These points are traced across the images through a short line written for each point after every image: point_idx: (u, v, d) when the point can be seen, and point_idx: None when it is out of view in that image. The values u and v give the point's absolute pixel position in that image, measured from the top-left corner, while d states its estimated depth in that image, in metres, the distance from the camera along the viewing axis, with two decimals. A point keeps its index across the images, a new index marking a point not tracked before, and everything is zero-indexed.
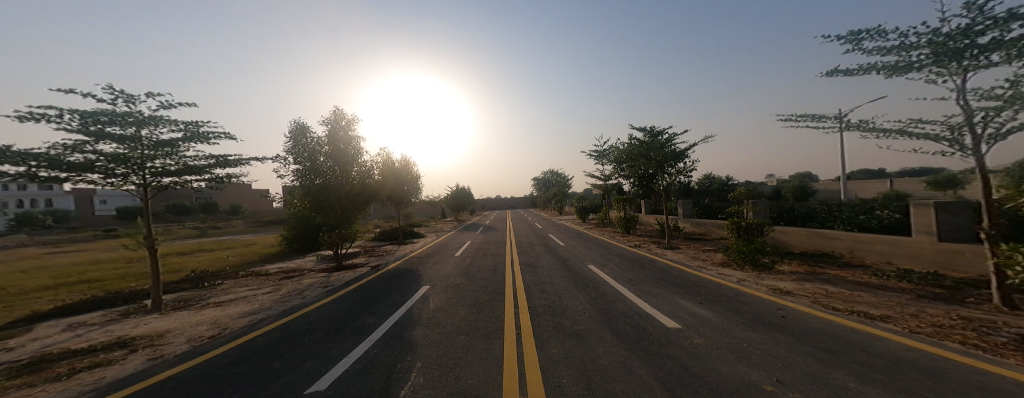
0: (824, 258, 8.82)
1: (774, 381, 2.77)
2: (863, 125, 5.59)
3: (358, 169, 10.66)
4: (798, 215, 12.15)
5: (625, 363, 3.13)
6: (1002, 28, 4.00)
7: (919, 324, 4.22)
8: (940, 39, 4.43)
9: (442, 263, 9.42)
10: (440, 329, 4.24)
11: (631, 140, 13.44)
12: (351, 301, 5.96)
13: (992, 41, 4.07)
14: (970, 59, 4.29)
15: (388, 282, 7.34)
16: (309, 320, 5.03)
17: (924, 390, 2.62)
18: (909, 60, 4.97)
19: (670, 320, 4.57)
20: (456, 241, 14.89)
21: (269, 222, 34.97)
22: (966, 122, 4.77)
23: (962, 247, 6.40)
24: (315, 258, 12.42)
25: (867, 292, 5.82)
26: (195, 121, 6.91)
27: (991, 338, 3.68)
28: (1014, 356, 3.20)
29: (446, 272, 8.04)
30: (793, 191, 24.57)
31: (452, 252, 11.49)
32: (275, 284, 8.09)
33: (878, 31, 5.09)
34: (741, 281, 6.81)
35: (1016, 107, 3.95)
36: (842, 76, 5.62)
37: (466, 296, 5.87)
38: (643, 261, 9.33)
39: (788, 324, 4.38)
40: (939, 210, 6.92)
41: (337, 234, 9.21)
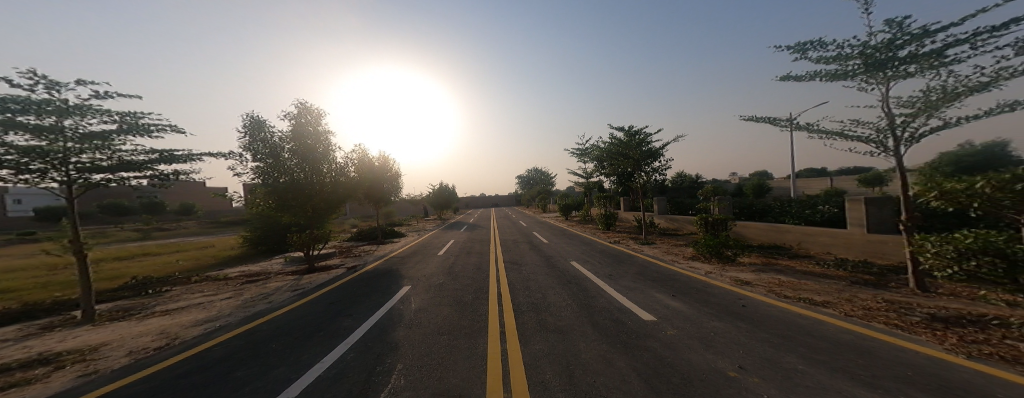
0: (777, 250, 9.61)
1: (737, 367, 2.99)
2: (809, 127, 6.13)
3: (329, 168, 10.04)
4: (756, 210, 13.11)
5: (605, 357, 3.24)
6: (917, 43, 4.55)
7: (853, 308, 4.71)
8: (869, 51, 4.96)
9: (423, 263, 9.20)
10: (420, 329, 4.16)
11: (612, 139, 13.70)
12: (320, 305, 5.67)
13: (910, 54, 4.62)
14: (892, 70, 4.85)
15: (363, 284, 7.07)
16: (274, 326, 4.74)
17: (860, 368, 2.94)
18: (844, 70, 5.53)
19: (646, 313, 4.78)
20: (438, 240, 14.56)
21: (229, 222, 32.43)
22: (890, 127, 5.37)
23: (886, 238, 7.23)
24: (282, 261, 11.69)
25: (813, 280, 6.41)
26: (134, 113, 6.25)
27: (910, 318, 4.18)
28: (926, 333, 3.67)
29: (428, 272, 7.90)
30: (753, 188, 26.50)
31: (433, 251, 11.22)
32: (235, 290, 7.54)
33: (820, 42, 5.60)
34: (708, 274, 7.26)
35: (928, 114, 4.51)
36: (792, 82, 6.12)
37: (449, 295, 5.82)
38: (620, 256, 9.67)
39: (748, 312, 4.74)
40: (869, 205, 7.76)
41: (308, 235, 8.70)
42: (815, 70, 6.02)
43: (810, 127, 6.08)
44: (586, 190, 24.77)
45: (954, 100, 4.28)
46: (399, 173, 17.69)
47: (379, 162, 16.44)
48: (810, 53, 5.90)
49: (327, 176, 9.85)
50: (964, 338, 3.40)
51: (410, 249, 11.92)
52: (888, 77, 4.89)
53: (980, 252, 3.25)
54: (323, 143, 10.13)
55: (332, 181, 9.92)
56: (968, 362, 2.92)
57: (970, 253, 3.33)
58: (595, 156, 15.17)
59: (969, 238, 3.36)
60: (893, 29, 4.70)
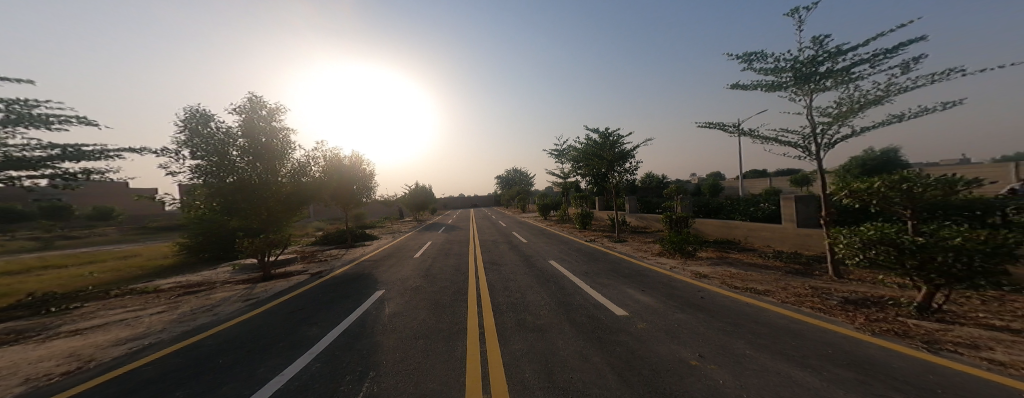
0: (727, 244, 10.43)
1: (698, 356, 3.20)
2: (752, 132, 6.75)
3: (286, 168, 9.16)
4: (712, 208, 14.15)
5: (582, 353, 3.31)
6: (833, 60, 5.18)
7: (787, 295, 5.26)
8: (798, 65, 5.57)
9: (398, 265, 8.78)
10: (390, 333, 3.99)
11: (587, 140, 14.05)
12: (273, 314, 5.22)
13: (828, 70, 5.26)
14: (814, 83, 5.49)
15: (324, 290, 6.61)
16: (218, 340, 4.29)
17: (796, 349, 3.28)
18: (778, 81, 6.18)
19: (619, 308, 4.95)
20: (414, 241, 13.94)
21: (161, 229, 28.67)
22: (812, 134, 6.09)
23: (811, 231, 8.13)
24: (230, 269, 10.58)
25: (757, 271, 7.05)
26: (25, 101, 5.37)
27: (831, 302, 4.74)
28: (841, 315, 4.20)
29: (402, 274, 7.58)
30: (710, 187, 28.61)
31: (407, 253, 10.73)
32: (169, 303, 6.73)
33: (762, 54, 6.20)
34: (673, 268, 7.72)
35: (839, 123, 5.16)
36: (739, 89, 6.71)
37: (424, 297, 5.64)
38: (595, 254, 9.95)
39: (706, 303, 5.10)
40: (798, 203, 8.69)
41: (261, 239, 7.91)
42: (756, 80, 6.65)
43: (752, 132, 6.70)
44: (564, 189, 25.22)
45: (857, 112, 4.94)
46: (372, 173, 16.80)
47: (348, 161, 15.33)
48: (754, 64, 6.50)
49: (284, 176, 8.92)
50: (870, 317, 3.93)
51: (382, 252, 11.30)
52: (811, 90, 5.53)
53: (879, 242, 3.74)
54: (277, 139, 9.34)
55: (292, 182, 9.02)
56: (873, 338, 3.37)
57: (871, 244, 3.82)
58: (571, 156, 15.47)
59: (870, 231, 3.87)
60: (817, 47, 5.32)
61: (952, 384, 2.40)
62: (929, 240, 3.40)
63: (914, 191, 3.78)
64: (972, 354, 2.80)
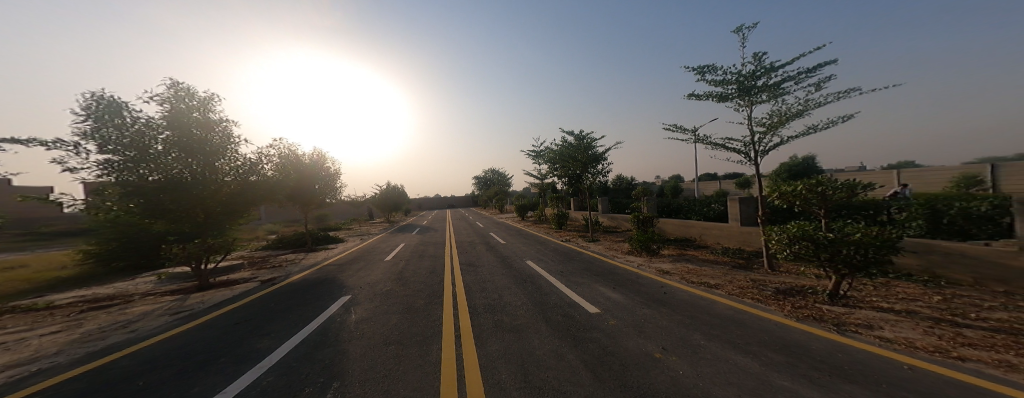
0: (684, 242, 11.17)
1: (661, 349, 3.38)
2: (704, 138, 7.31)
3: (227, 164, 8.15)
4: (672, 209, 15.10)
5: (557, 351, 3.37)
6: (768, 75, 5.76)
7: (733, 288, 5.74)
8: (740, 78, 6.14)
9: (368, 267, 8.34)
10: (357, 337, 3.79)
11: (563, 142, 14.32)
12: (216, 327, 4.73)
13: (764, 84, 5.84)
14: (753, 95, 6.07)
15: (278, 297, 6.11)
16: (145, 358, 3.80)
17: (741, 337, 3.60)
18: (726, 92, 6.77)
19: (592, 305, 5.10)
20: (384, 243, 13.28)
21: None
22: (752, 142, 6.72)
23: (751, 230, 9.00)
24: (163, 277, 9.40)
25: (709, 266, 7.61)
26: None
27: (767, 292, 5.26)
28: (774, 303, 4.68)
29: (371, 276, 7.22)
30: (672, 189, 30.37)
31: (377, 256, 10.22)
32: (74, 320, 5.85)
33: (713, 67, 6.75)
34: (640, 266, 8.15)
35: (772, 132, 5.75)
36: (694, 98, 7.25)
37: (395, 298, 5.42)
38: (570, 254, 10.16)
39: (667, 298, 5.43)
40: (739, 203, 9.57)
41: (197, 244, 7.30)
42: (708, 91, 7.23)
43: (704, 138, 7.26)
44: (540, 190, 25.39)
45: (786, 123, 5.53)
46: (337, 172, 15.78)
47: (311, 159, 14.23)
48: (706, 76, 7.07)
49: (224, 174, 8.07)
50: (795, 305, 4.42)
51: (348, 255, 10.65)
52: (751, 101, 6.11)
53: (800, 239, 4.19)
54: (215, 134, 8.01)
55: (235, 180, 8.26)
56: (798, 323, 3.80)
57: (795, 240, 4.26)
58: (548, 157, 15.73)
59: (794, 229, 4.33)
60: (756, 63, 5.91)
61: (858, 360, 2.77)
62: (838, 236, 3.88)
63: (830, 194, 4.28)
64: (868, 333, 3.25)
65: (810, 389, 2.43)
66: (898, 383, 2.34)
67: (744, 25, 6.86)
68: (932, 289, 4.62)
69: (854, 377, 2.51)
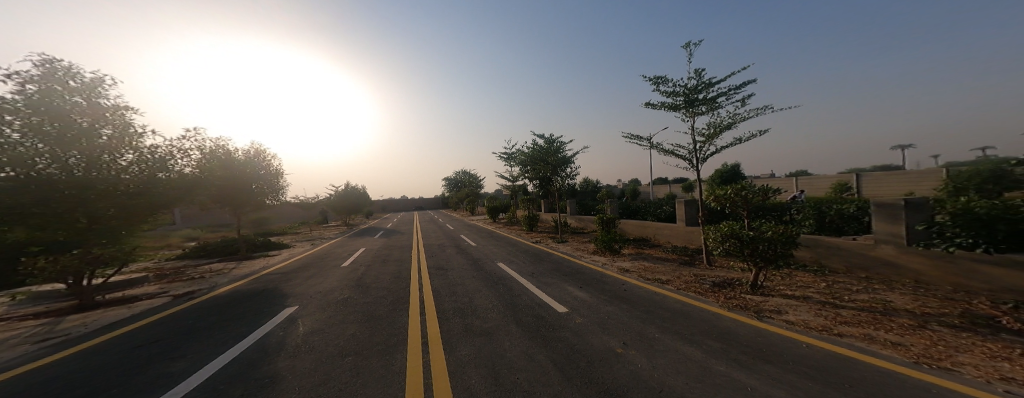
0: (640, 241, 11.95)
1: (622, 344, 3.60)
2: (657, 145, 7.90)
3: (125, 159, 6.05)
4: (631, 210, 16.07)
5: (528, 352, 3.45)
6: (708, 90, 6.38)
7: (681, 283, 6.26)
8: (686, 91, 6.74)
9: (324, 275, 7.76)
10: (312, 349, 3.55)
11: (533, 145, 14.50)
12: (134, 344, 4.13)
13: (704, 98, 6.47)
14: (696, 107, 6.68)
15: (215, 310, 5.48)
16: (36, 382, 3.22)
17: (687, 328, 3.96)
18: (675, 103, 7.39)
19: (560, 305, 5.26)
20: (340, 249, 12.41)
21: None
22: (695, 150, 7.39)
23: (695, 229, 9.85)
24: (47, 290, 7.71)
25: (662, 263, 8.20)
26: None
27: (705, 285, 5.82)
28: (712, 295, 5.20)
29: (325, 285, 6.72)
30: (631, 192, 32.10)
31: (332, 262, 9.52)
32: None
33: (666, 78, 7.32)
34: (604, 264, 8.58)
35: (709, 141, 6.40)
36: (650, 106, 7.81)
37: (356, 306, 5.13)
38: (541, 255, 10.30)
39: (627, 294, 5.78)
40: (687, 205, 10.45)
41: (72, 254, 5.40)
42: (661, 101, 7.83)
43: (657, 145, 7.85)
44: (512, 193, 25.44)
45: (720, 134, 6.18)
46: (275, 170, 14.40)
47: (245, 156, 12.84)
48: (660, 87, 7.65)
49: (121, 171, 5.94)
50: (727, 295, 4.96)
51: (298, 263, 9.77)
52: (693, 113, 6.74)
53: (728, 237, 4.71)
54: (103, 122, 5.82)
55: (136, 177, 6.13)
56: (728, 312, 4.28)
57: (723, 238, 4.77)
58: (519, 160, 15.84)
59: (724, 227, 4.82)
60: (699, 78, 6.51)
61: (774, 342, 3.19)
62: (757, 233, 4.43)
63: (750, 197, 4.91)
64: (778, 318, 3.76)
65: (741, 371, 2.75)
66: (804, 360, 2.72)
67: (693, 41, 7.48)
68: (822, 276, 5.47)
69: (773, 357, 2.88)
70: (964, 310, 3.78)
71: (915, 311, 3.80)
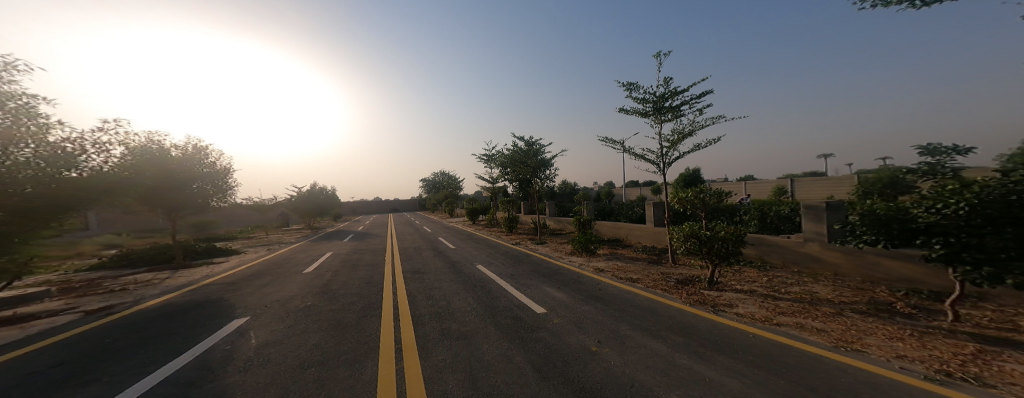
0: (615, 241, 12.36)
1: (597, 342, 3.72)
2: (628, 149, 8.25)
3: (22, 153, 5.30)
4: (606, 212, 16.54)
5: (506, 354, 3.48)
6: (674, 99, 6.74)
7: (650, 281, 6.55)
8: (654, 99, 7.07)
9: (284, 283, 7.28)
10: (267, 362, 3.33)
11: (513, 147, 14.54)
12: (56, 360, 3.68)
13: (670, 106, 6.83)
14: (663, 115, 7.03)
15: (157, 321, 4.99)
16: None
17: (655, 325, 4.15)
18: (645, 110, 7.74)
19: (539, 306, 5.33)
20: (300, 254, 11.71)
21: None
22: (662, 156, 7.77)
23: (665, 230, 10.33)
24: None
25: (634, 263, 8.51)
26: None
27: (670, 283, 6.13)
28: (675, 292, 5.51)
29: (283, 294, 6.29)
30: (607, 194, 33.06)
31: (292, 269, 8.95)
32: None
33: (638, 86, 7.64)
34: (581, 265, 8.80)
35: (673, 148, 6.77)
36: (623, 112, 8.13)
37: (320, 314, 4.88)
38: (520, 257, 10.33)
39: (602, 293, 5.98)
40: (656, 207, 10.94)
41: None
42: (634, 107, 8.18)
43: (628, 149, 8.20)
44: (492, 195, 25.34)
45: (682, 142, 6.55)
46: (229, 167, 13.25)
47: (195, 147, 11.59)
48: (632, 93, 7.99)
49: (16, 167, 5.15)
50: (689, 292, 5.26)
51: (251, 271, 9.05)
52: (660, 120, 7.08)
53: (687, 237, 5.00)
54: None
55: (34, 175, 5.35)
56: (688, 307, 4.55)
57: (684, 238, 5.06)
58: (499, 161, 15.85)
59: (686, 228, 5.08)
60: (666, 87, 6.84)
61: (727, 333, 3.45)
62: (713, 233, 4.74)
63: (708, 199, 5.29)
64: (730, 311, 4.04)
65: (701, 364, 2.94)
66: (755, 350, 2.92)
67: (664, 51, 7.82)
68: (763, 271, 5.97)
69: (727, 348, 3.10)
70: (871, 298, 4.32)
71: (835, 300, 4.27)
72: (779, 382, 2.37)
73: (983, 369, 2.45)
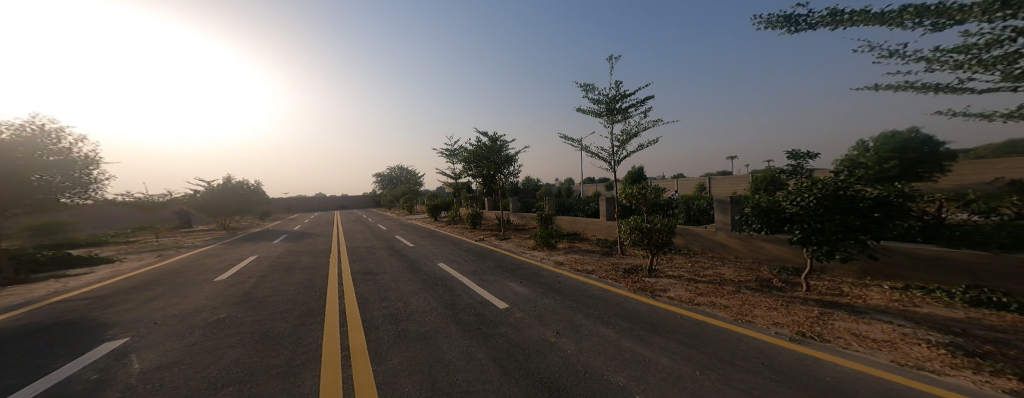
0: (574, 234, 12.82)
1: (556, 333, 3.86)
2: (586, 148, 8.62)
3: None
4: (566, 207, 17.09)
5: (467, 352, 3.47)
6: (624, 102, 7.14)
7: (603, 272, 6.94)
8: (607, 100, 7.44)
9: (184, 293, 6.15)
10: (168, 387, 2.84)
11: (477, 142, 14.37)
12: None
13: (620, 107, 7.22)
14: (615, 116, 7.40)
15: (18, 341, 4.06)
16: None
17: (606, 312, 4.42)
18: (599, 110, 8.12)
19: (501, 302, 5.38)
20: (209, 259, 10.06)
21: None
22: (615, 155, 8.19)
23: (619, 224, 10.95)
24: None
25: (589, 255, 8.93)
26: None
27: (619, 272, 6.56)
28: (623, 281, 5.91)
29: (182, 306, 5.31)
30: (565, 190, 34.18)
31: (197, 277, 7.61)
32: None
33: (593, 88, 8.01)
34: (542, 258, 9.06)
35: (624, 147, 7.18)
36: (580, 112, 8.48)
37: (244, 327, 4.34)
38: (483, 253, 10.27)
39: (562, 286, 6.20)
40: (610, 202, 11.55)
41: None
42: (590, 107, 8.55)
43: (586, 148, 8.57)
44: (455, 191, 24.81)
45: (630, 142, 6.96)
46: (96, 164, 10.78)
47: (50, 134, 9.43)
48: (588, 94, 8.35)
49: None
50: (634, 280, 5.68)
51: (133, 281, 7.43)
52: (613, 120, 7.45)
53: (631, 230, 5.35)
54: None
55: None
56: (631, 294, 4.94)
57: (629, 231, 5.40)
58: (462, 157, 15.59)
59: (631, 220, 5.38)
60: (617, 90, 7.21)
61: (662, 315, 3.79)
62: (652, 226, 5.16)
63: (648, 195, 5.75)
64: (664, 295, 4.45)
65: (642, 345, 3.20)
66: (683, 329, 3.25)
67: (616, 55, 8.22)
68: (688, 257, 6.64)
69: (662, 329, 3.42)
70: (758, 275, 5.11)
71: (735, 280, 4.93)
72: (699, 355, 2.67)
73: (826, 328, 3.13)
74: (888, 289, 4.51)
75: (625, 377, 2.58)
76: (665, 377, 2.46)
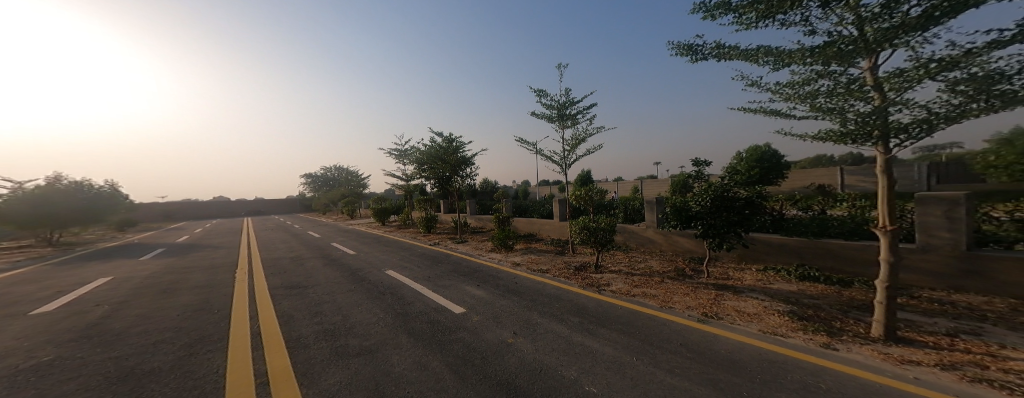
0: (530, 235, 13.12)
1: (513, 334, 3.93)
2: (540, 152, 8.91)
3: None
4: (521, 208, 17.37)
5: (420, 362, 3.39)
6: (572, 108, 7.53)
7: (557, 270, 7.22)
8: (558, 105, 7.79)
9: (12, 329, 4.65)
10: None
11: (432, 143, 14.02)
12: None
13: (569, 113, 7.59)
14: (566, 120, 7.74)
15: None
16: None
17: (559, 309, 4.62)
18: (552, 115, 8.47)
19: (458, 306, 5.31)
20: (92, 280, 8.19)
21: None
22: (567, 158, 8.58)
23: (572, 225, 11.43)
24: None
25: (545, 255, 9.23)
26: None
27: (571, 270, 6.90)
28: (574, 278, 6.22)
29: (37, 341, 4.18)
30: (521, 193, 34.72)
31: (50, 305, 5.95)
32: None
33: (545, 94, 8.34)
34: (500, 260, 9.14)
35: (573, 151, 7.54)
36: (534, 117, 8.76)
37: (118, 364, 3.53)
38: (438, 257, 10.00)
39: (518, 286, 6.33)
40: (563, 203, 12.02)
41: None
42: (543, 112, 8.88)
43: (540, 151, 8.86)
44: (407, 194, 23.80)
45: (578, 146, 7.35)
46: None
47: None
48: (542, 99, 8.67)
49: None
50: (583, 276, 6.01)
51: None
52: (564, 124, 7.79)
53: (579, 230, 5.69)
54: None
55: None
56: (580, 290, 5.23)
57: (577, 230, 5.73)
58: (416, 157, 15.05)
59: (580, 222, 5.71)
60: (567, 96, 7.59)
61: (605, 308, 4.09)
62: (597, 225, 5.53)
63: (592, 196, 6.16)
64: (608, 289, 4.80)
65: (591, 337, 3.42)
66: (624, 319, 3.54)
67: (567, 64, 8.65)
68: (627, 253, 7.22)
69: (606, 321, 3.68)
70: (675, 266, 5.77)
71: (659, 270, 5.50)
72: (634, 342, 2.95)
73: (720, 307, 3.63)
74: (755, 271, 5.35)
75: (576, 370, 2.72)
76: (610, 366, 2.66)
